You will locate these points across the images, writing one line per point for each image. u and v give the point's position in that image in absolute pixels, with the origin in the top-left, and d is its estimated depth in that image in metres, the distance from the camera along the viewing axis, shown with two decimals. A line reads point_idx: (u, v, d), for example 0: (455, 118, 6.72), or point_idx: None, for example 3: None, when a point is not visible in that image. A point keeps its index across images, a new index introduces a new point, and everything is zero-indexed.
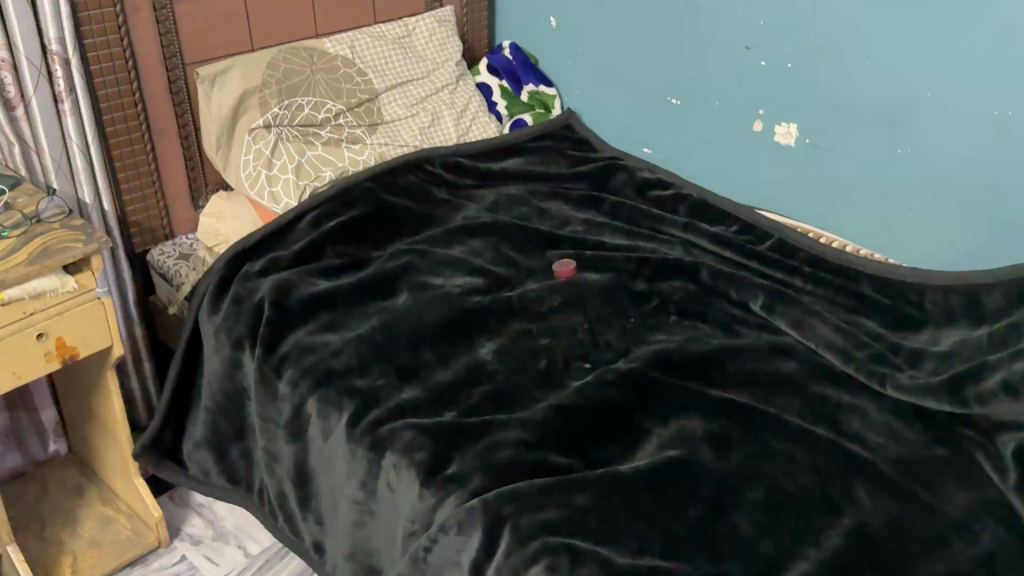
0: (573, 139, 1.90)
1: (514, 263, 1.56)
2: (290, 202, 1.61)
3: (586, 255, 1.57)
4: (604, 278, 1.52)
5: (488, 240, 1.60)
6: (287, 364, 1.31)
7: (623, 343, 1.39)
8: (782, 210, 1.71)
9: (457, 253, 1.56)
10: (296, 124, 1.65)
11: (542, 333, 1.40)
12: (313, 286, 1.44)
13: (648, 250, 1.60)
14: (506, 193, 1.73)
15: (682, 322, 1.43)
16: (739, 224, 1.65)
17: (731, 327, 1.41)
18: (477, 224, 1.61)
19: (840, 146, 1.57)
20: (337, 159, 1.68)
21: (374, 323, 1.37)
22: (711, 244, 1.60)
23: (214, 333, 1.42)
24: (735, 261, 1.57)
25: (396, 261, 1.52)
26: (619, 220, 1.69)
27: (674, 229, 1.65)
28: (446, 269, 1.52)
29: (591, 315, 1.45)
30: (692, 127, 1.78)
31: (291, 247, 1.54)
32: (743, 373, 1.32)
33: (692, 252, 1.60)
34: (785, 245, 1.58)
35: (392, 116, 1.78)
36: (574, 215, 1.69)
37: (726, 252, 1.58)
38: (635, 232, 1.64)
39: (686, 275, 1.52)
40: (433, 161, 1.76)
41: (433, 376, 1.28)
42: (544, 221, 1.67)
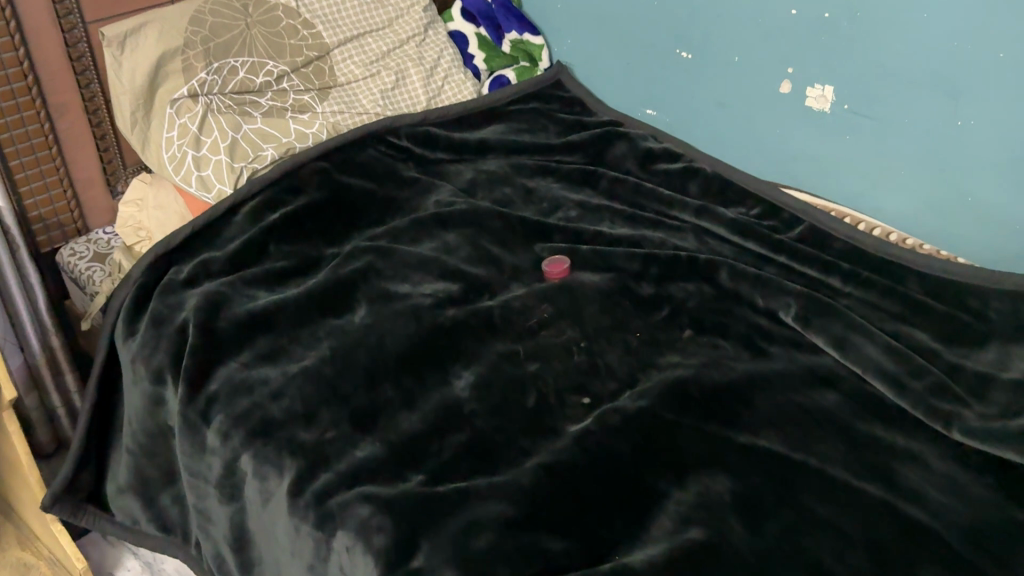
0: (563, 99, 1.63)
1: (496, 261, 1.30)
2: (224, 188, 1.34)
3: (580, 250, 1.32)
4: (604, 280, 1.27)
5: (464, 232, 1.34)
6: (216, 408, 1.07)
7: (628, 368, 1.15)
8: (811, 187, 1.45)
9: (428, 252, 1.30)
10: (228, 92, 1.36)
11: (529, 357, 1.16)
12: (253, 300, 1.19)
13: (655, 240, 1.34)
14: (486, 170, 1.46)
15: (697, 337, 1.19)
16: (762, 206, 1.39)
17: (757, 345, 1.17)
18: (451, 213, 1.35)
19: (885, 115, 1.30)
20: (282, 134, 1.40)
21: (325, 350, 1.12)
22: (729, 232, 1.35)
23: (131, 362, 1.17)
24: (757, 255, 1.32)
25: (353, 264, 1.26)
26: (619, 202, 1.43)
27: (684, 215, 1.40)
28: (413, 273, 1.26)
29: (589, 331, 1.20)
30: (704, 86, 1.51)
31: (225, 248, 1.28)
32: (776, 408, 1.08)
33: (707, 243, 1.34)
34: (817, 234, 1.34)
35: (348, 76, 1.49)
36: (567, 196, 1.43)
37: (746, 243, 1.34)
38: (638, 218, 1.39)
39: (701, 274, 1.27)
40: (399, 133, 1.49)
41: (395, 423, 1.04)
42: (531, 206, 1.41)
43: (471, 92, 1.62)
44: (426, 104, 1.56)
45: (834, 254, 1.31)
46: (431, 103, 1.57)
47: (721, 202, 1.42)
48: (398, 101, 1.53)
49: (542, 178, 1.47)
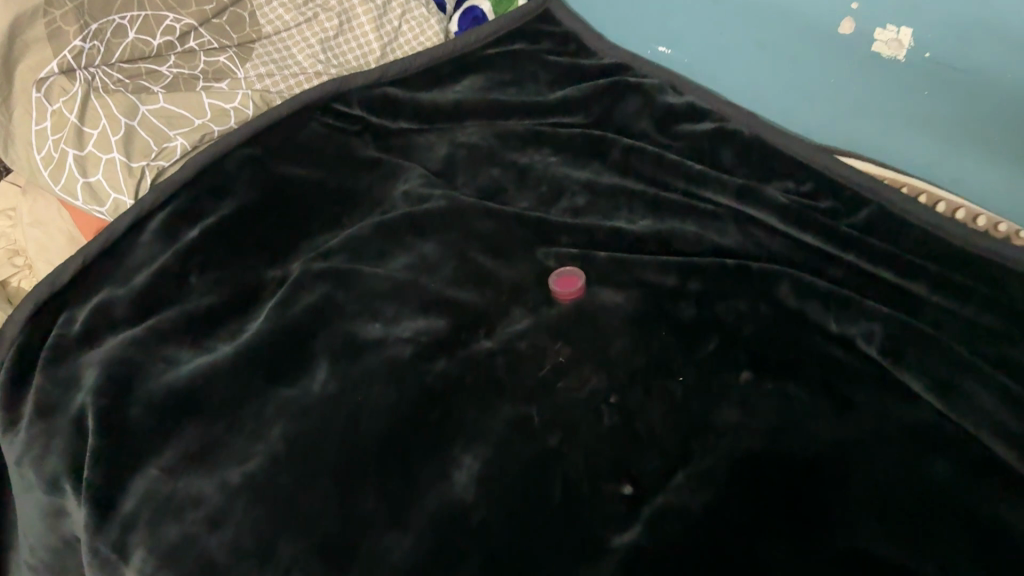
0: (554, 38, 1.33)
1: (491, 279, 1.01)
2: (122, 199, 1.01)
3: (597, 256, 1.03)
4: (631, 301, 0.99)
5: (445, 240, 1.03)
6: (133, 540, 0.78)
7: (675, 437, 0.89)
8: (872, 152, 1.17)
9: (402, 273, 1.00)
10: (116, 62, 1.02)
11: (549, 426, 0.89)
12: (176, 369, 0.89)
13: (688, 234, 1.06)
14: (465, 144, 1.15)
15: (757, 382, 0.93)
16: (815, 182, 1.11)
17: (833, 391, 0.91)
18: (425, 212, 1.05)
19: (978, 67, 1.00)
20: (195, 114, 1.06)
21: (276, 442, 0.83)
22: (778, 220, 1.07)
23: (16, 466, 0.86)
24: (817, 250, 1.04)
25: (304, 298, 0.96)
26: (638, 181, 1.13)
27: (719, 197, 1.11)
28: (385, 304, 0.97)
29: (619, 379, 0.93)
30: (732, 21, 1.21)
31: (131, 282, 0.96)
32: (873, 491, 0.83)
33: (752, 236, 1.06)
34: (888, 219, 1.06)
35: (273, 24, 1.14)
36: (572, 175, 1.13)
37: (801, 235, 1.06)
38: (666, 202, 1.10)
39: (754, 288, 1.00)
40: (351, 102, 1.17)
41: (378, 554, 0.76)
42: (527, 194, 1.11)
43: (437, 34, 1.29)
44: (379, 55, 1.23)
45: (913, 247, 1.04)
46: (383, 53, 1.23)
47: (762, 176, 1.13)
48: (346, 53, 1.21)
49: (535, 151, 1.16)
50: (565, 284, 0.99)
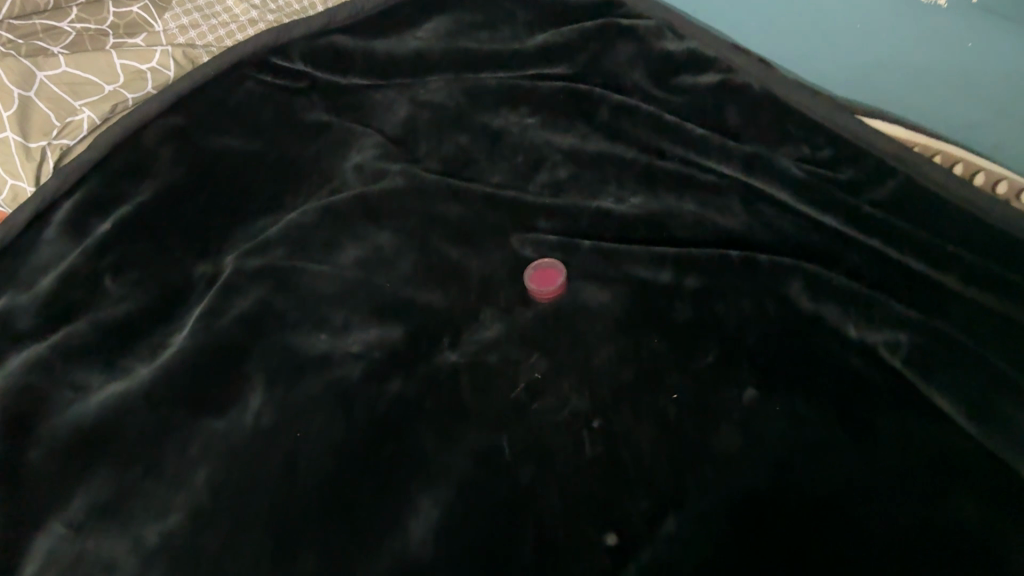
0: None
1: (457, 274, 0.87)
2: (21, 185, 0.86)
3: (581, 244, 0.89)
4: (619, 300, 0.86)
5: (404, 227, 0.89)
6: None
7: (666, 470, 0.76)
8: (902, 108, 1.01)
9: (353, 269, 0.86)
10: (6, 19, 0.87)
11: (521, 458, 0.76)
12: (85, 400, 0.76)
13: (687, 216, 0.92)
14: (430, 105, 0.99)
15: (763, 402, 0.80)
16: (834, 149, 0.96)
17: (848, 415, 0.78)
18: (380, 193, 0.91)
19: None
20: (105, 80, 0.90)
21: (200, 490, 0.71)
22: (793, 195, 0.93)
23: None
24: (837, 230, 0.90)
25: (237, 306, 0.82)
26: (630, 147, 0.98)
27: (722, 167, 0.96)
28: (332, 309, 0.83)
29: (603, 398, 0.81)
30: None
31: (35, 286, 0.82)
32: (897, 543, 0.70)
33: (761, 216, 0.92)
34: (916, 194, 0.91)
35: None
36: (554, 141, 0.98)
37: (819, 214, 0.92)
38: (661, 175, 0.95)
39: (760, 284, 0.86)
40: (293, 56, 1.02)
41: None
42: (501, 166, 0.96)
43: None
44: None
45: (948, 228, 0.89)
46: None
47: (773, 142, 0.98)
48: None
49: (510, 112, 1.00)
50: (544, 281, 0.86)
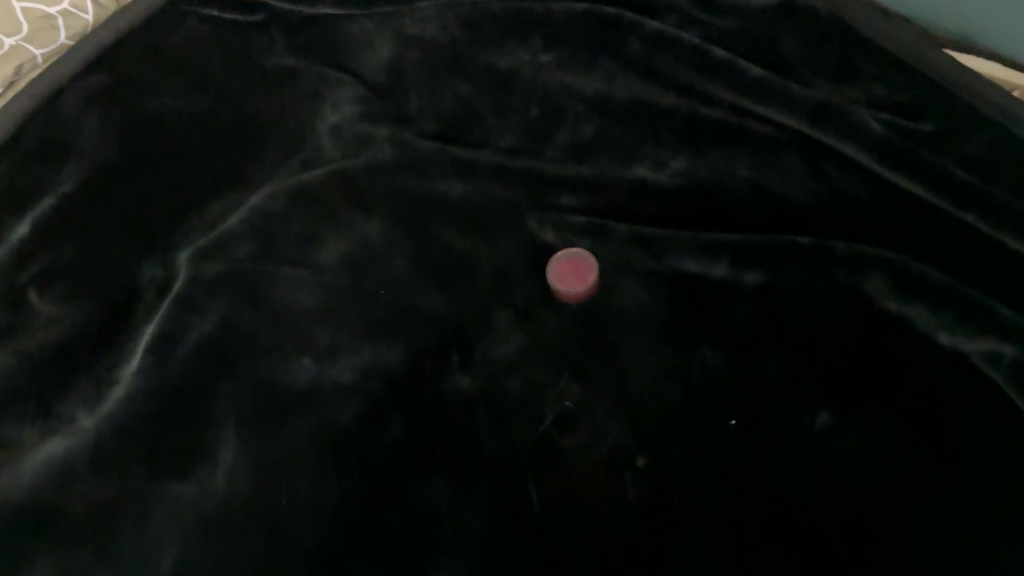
0: None
1: (463, 271, 0.72)
2: None
3: (615, 227, 0.73)
4: (663, 301, 0.71)
5: (396, 211, 0.73)
6: None
7: (725, 519, 0.63)
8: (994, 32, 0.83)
9: (338, 271, 0.70)
10: None
11: (551, 511, 0.63)
12: (12, 470, 0.61)
13: (738, 182, 0.76)
14: (417, 42, 0.79)
15: (837, 429, 0.67)
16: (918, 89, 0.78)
17: (941, 443, 0.65)
18: (363, 168, 0.74)
19: None
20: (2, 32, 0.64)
21: None
22: (869, 158, 0.74)
23: None
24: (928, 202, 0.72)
25: (197, 329, 0.67)
26: (667, 91, 0.79)
27: (781, 118, 0.76)
28: (316, 327, 0.68)
29: (644, 428, 0.67)
30: None
31: None
32: None
33: (831, 177, 0.75)
34: None
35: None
36: (573, 85, 0.80)
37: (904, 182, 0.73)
38: (705, 128, 0.78)
39: (833, 278, 0.71)
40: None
41: None
42: (508, 124, 0.79)
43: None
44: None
45: None
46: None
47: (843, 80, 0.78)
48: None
49: (518, 46, 0.80)
50: (574, 280, 0.71)
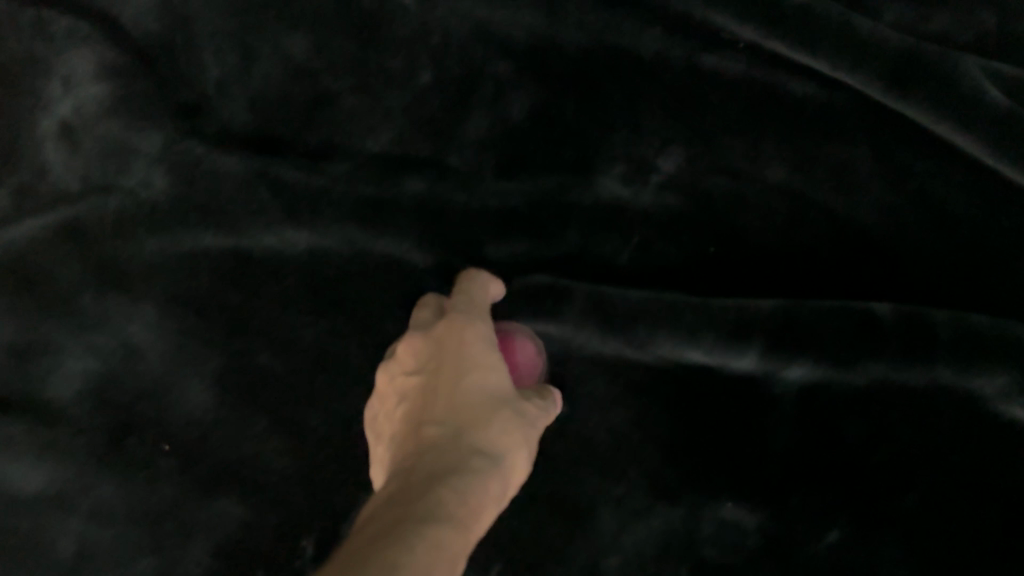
0: None
1: (311, 383, 0.41)
2: None
3: (573, 288, 0.44)
4: (656, 425, 0.43)
5: (183, 288, 0.42)
6: None
7: None
8: None
9: (81, 421, 0.39)
10: None
11: None
12: None
13: (766, 196, 0.46)
14: None
15: None
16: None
17: None
18: (117, 219, 0.42)
19: None
20: None
21: None
22: (956, 133, 0.46)
23: None
24: None
25: None
26: (642, 27, 0.48)
27: (837, 71, 0.47)
28: (47, 533, 0.38)
29: None
30: None
31: None
32: None
33: (913, 183, 0.47)
34: None
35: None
36: (490, 27, 0.47)
37: (994, 162, 0.46)
38: (709, 96, 0.48)
39: (928, 371, 0.43)
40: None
41: None
42: (385, 109, 0.46)
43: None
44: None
45: None
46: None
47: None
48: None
49: None
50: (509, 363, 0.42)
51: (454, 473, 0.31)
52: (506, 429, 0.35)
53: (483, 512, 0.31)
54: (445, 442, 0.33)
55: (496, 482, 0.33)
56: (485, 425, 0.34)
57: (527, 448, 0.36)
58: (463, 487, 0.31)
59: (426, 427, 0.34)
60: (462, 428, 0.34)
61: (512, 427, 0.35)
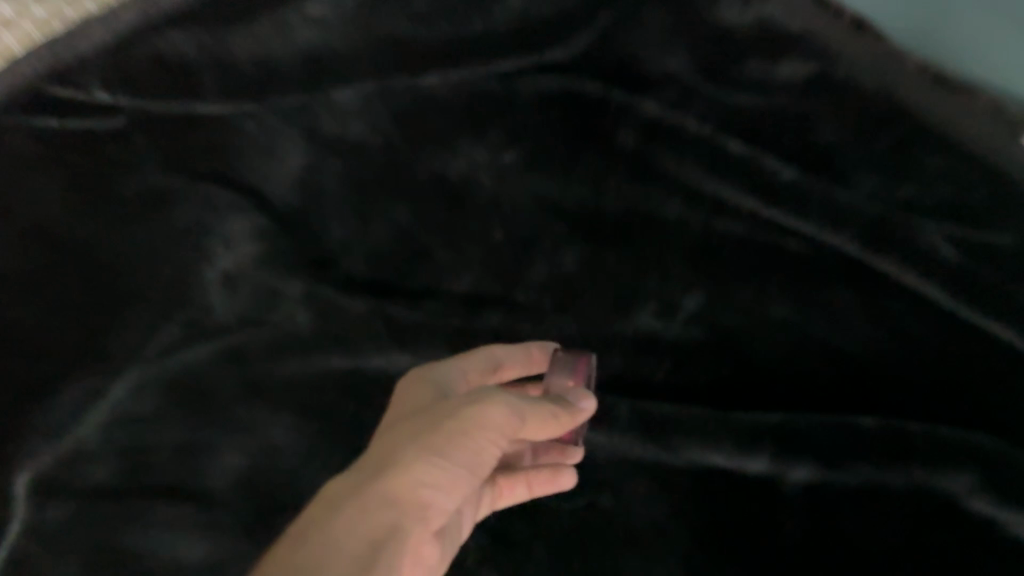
0: None
1: None
2: None
3: (615, 403, 0.55)
4: (684, 515, 0.53)
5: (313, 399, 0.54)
6: None
7: None
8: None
9: (231, 503, 0.50)
10: None
11: None
12: None
13: (771, 331, 0.58)
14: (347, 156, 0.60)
15: None
16: None
17: None
18: (267, 346, 0.55)
19: None
20: None
21: None
22: (927, 282, 0.58)
23: None
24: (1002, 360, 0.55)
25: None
26: (667, 197, 0.61)
27: (822, 233, 0.60)
28: None
29: None
30: None
31: None
32: None
33: (892, 321, 0.57)
34: None
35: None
36: (551, 199, 0.61)
37: (960, 305, 0.57)
38: (726, 253, 0.60)
39: (907, 474, 0.52)
40: (88, 84, 0.55)
41: None
42: (469, 261, 0.59)
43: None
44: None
45: None
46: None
47: None
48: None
49: (473, 145, 0.62)
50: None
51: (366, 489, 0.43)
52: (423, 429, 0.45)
53: (370, 519, 0.41)
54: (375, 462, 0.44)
55: (391, 494, 0.42)
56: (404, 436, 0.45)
57: (445, 471, 0.44)
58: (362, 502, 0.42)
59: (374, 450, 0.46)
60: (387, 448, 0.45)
61: (416, 449, 0.44)
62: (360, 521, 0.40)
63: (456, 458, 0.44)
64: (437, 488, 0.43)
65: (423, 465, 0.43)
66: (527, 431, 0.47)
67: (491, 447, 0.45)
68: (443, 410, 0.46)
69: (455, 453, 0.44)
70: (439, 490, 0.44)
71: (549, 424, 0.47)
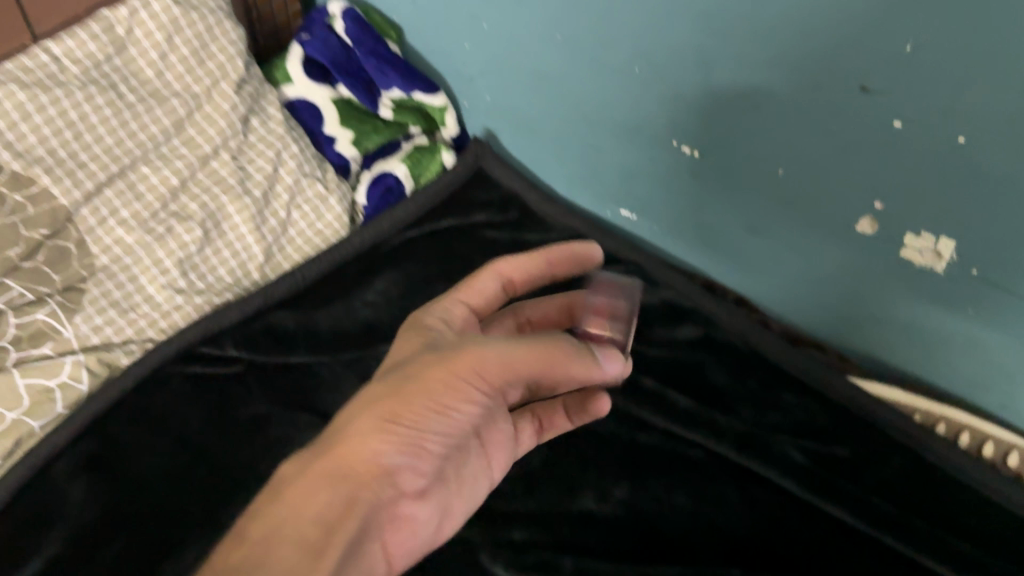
0: (490, 204, 1.05)
1: None
2: None
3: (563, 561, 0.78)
4: None
5: None
6: None
7: None
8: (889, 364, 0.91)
9: None
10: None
11: None
12: None
13: (673, 510, 0.82)
14: None
15: None
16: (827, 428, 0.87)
17: None
18: None
19: None
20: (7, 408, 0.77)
21: None
22: (782, 475, 0.83)
23: None
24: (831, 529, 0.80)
25: None
26: (605, 419, 0.89)
27: (709, 442, 0.86)
28: None
29: None
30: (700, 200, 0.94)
31: None
32: None
33: (758, 504, 0.82)
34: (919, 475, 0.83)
35: (80, 162, 0.84)
36: None
37: (805, 492, 0.82)
38: (643, 458, 0.86)
39: None
40: (223, 343, 0.89)
41: None
42: None
43: (341, 227, 1.02)
44: (253, 224, 0.94)
45: (950, 517, 0.81)
46: (261, 231, 0.95)
47: (764, 403, 0.89)
48: (201, 218, 0.91)
49: None
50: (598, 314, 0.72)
51: (339, 460, 0.56)
52: (371, 430, 0.56)
53: (329, 506, 0.53)
54: (338, 437, 0.57)
55: (349, 469, 0.56)
56: (355, 437, 0.56)
57: (395, 437, 0.57)
58: (333, 458, 0.56)
59: (336, 432, 0.57)
60: (340, 441, 0.56)
61: (375, 426, 0.57)
62: (324, 492, 0.54)
63: (400, 423, 0.57)
64: (395, 454, 0.58)
65: (379, 441, 0.57)
66: (520, 361, 0.60)
67: (440, 397, 0.59)
68: (403, 379, 0.59)
69: (415, 420, 0.58)
70: (402, 452, 0.58)
71: (538, 350, 0.60)
